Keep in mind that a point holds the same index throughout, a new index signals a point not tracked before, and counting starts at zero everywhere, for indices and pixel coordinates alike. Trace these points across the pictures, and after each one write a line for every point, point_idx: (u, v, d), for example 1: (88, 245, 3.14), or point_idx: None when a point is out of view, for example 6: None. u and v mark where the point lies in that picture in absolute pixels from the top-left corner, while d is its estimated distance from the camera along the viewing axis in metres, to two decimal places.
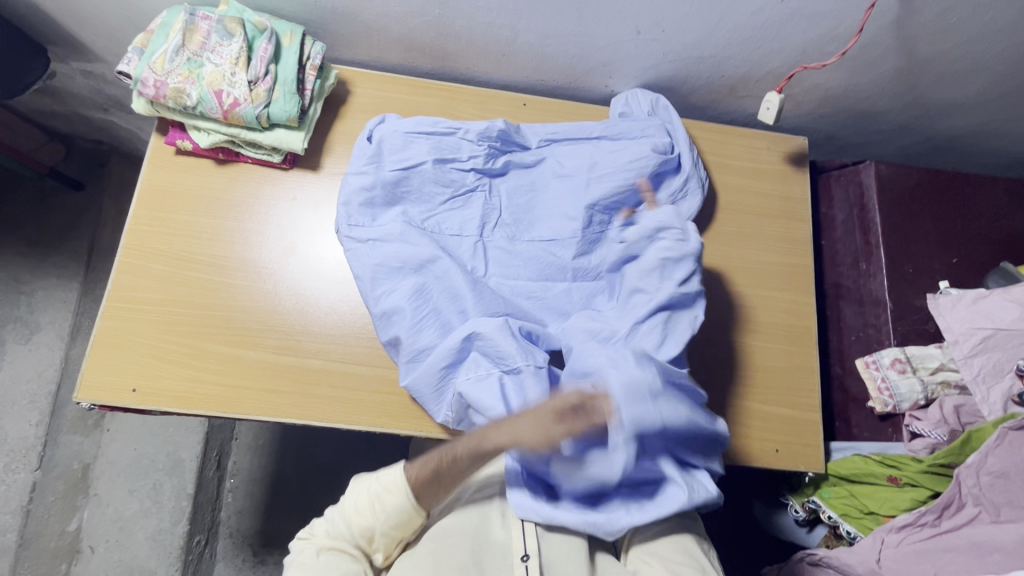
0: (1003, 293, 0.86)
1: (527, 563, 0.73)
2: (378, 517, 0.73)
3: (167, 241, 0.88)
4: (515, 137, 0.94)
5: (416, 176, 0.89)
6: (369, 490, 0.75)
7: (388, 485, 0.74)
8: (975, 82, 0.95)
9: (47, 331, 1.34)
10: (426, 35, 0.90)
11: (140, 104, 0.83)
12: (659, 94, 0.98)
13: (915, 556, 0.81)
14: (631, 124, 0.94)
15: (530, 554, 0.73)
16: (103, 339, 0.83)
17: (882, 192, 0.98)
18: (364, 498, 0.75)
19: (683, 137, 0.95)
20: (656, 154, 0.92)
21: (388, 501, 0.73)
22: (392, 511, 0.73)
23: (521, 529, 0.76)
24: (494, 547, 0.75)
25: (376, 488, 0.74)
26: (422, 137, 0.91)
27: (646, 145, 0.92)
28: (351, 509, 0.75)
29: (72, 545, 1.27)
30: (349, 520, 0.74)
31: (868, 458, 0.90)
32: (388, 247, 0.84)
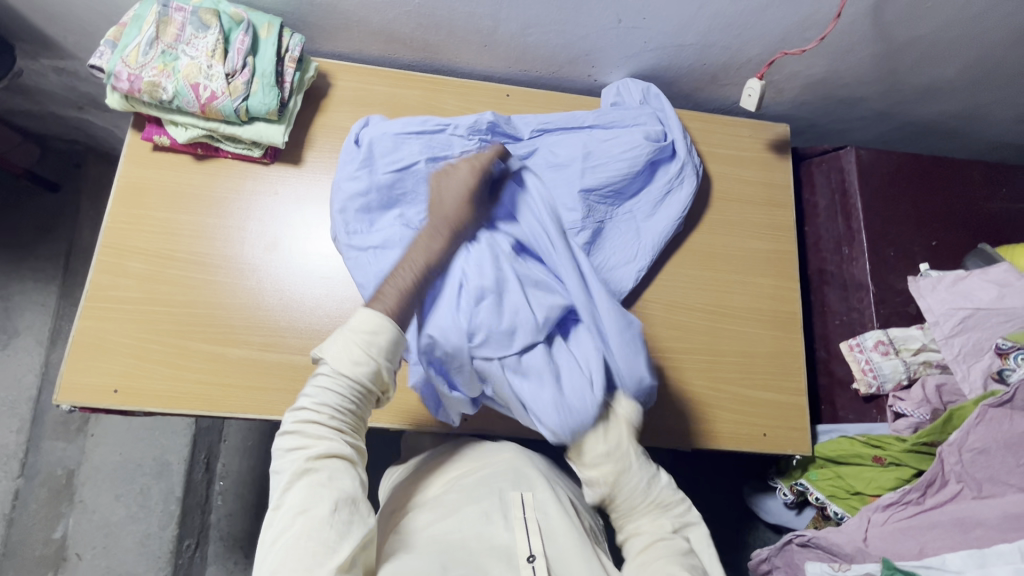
0: (980, 275, 0.88)
1: (534, 564, 0.66)
2: (374, 363, 0.65)
3: (147, 238, 0.86)
4: (506, 127, 0.92)
5: (409, 177, 0.86)
6: (346, 347, 0.65)
7: (364, 329, 0.66)
8: (951, 68, 0.97)
9: (26, 336, 1.32)
10: (407, 26, 0.90)
11: (114, 98, 0.81)
12: (651, 84, 0.98)
13: (900, 533, 0.83)
14: (623, 113, 0.94)
15: (535, 553, 0.67)
16: (81, 340, 0.81)
17: (864, 178, 0.99)
18: (342, 363, 0.64)
19: (673, 124, 0.95)
20: (649, 142, 0.92)
21: (380, 339, 0.66)
22: (385, 351, 0.66)
23: (526, 529, 0.69)
24: (499, 550, 0.67)
25: (358, 338, 0.65)
26: (413, 137, 0.88)
27: (638, 134, 0.92)
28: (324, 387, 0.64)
29: (58, 553, 1.25)
30: (337, 391, 0.64)
31: (853, 439, 0.91)
32: (389, 257, 0.83)
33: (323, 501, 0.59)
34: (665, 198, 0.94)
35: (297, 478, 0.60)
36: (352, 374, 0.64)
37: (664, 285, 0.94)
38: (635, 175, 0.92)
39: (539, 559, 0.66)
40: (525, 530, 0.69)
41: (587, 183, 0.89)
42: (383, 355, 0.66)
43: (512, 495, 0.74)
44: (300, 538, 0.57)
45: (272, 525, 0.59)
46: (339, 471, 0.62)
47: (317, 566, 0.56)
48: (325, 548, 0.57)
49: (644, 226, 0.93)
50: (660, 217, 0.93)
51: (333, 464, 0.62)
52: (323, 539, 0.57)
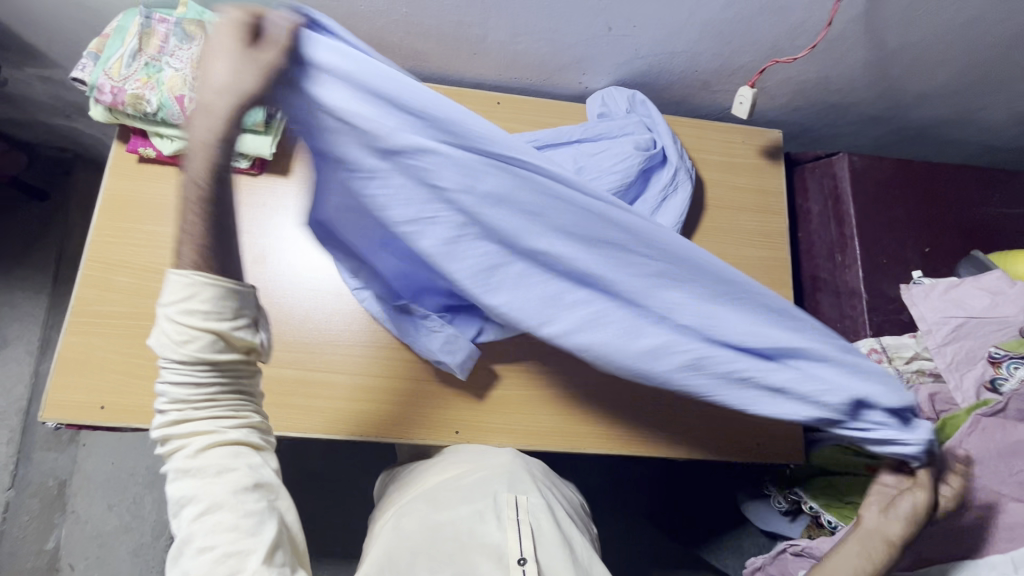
0: (973, 282, 0.89)
1: (524, 567, 0.63)
2: (207, 337, 0.50)
3: (133, 252, 0.85)
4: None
5: None
6: (166, 329, 0.50)
7: (183, 305, 0.50)
8: (943, 74, 0.96)
9: (15, 346, 1.30)
10: (395, 34, 0.88)
11: (97, 111, 0.80)
12: (636, 91, 0.97)
13: (894, 541, 0.83)
14: (610, 124, 0.93)
15: (526, 556, 0.64)
16: (67, 356, 0.80)
17: (856, 184, 0.99)
18: (181, 357, 0.50)
19: (664, 130, 0.94)
20: (640, 151, 0.91)
21: (201, 302, 0.50)
22: (218, 329, 0.50)
23: (518, 530, 0.67)
24: (489, 552, 0.65)
25: (175, 313, 0.50)
26: None
27: (628, 144, 0.91)
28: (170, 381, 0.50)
29: (50, 564, 1.24)
30: (185, 379, 0.50)
31: (845, 448, 0.91)
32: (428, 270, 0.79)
33: (223, 492, 0.51)
34: (660, 206, 0.93)
35: (187, 483, 0.51)
36: (189, 362, 0.50)
37: None
38: (629, 185, 0.90)
39: (530, 563, 0.64)
40: (518, 531, 0.67)
41: None
42: (224, 324, 0.50)
43: (505, 495, 0.71)
44: (211, 545, 0.50)
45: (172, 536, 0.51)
46: (231, 454, 0.52)
47: (241, 562, 0.50)
48: (240, 545, 0.50)
49: None
50: (658, 224, 0.92)
51: (217, 454, 0.51)
52: (239, 534, 0.50)
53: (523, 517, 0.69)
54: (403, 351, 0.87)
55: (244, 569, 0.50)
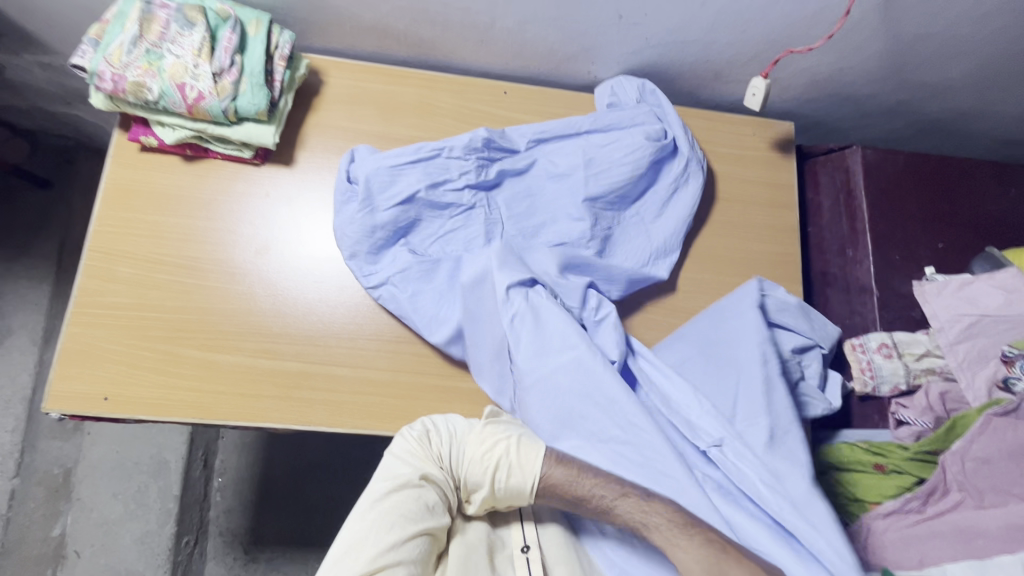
0: (987, 279, 0.87)
1: (529, 554, 0.72)
2: (490, 477, 0.70)
3: (135, 241, 0.84)
4: (502, 141, 0.90)
5: (414, 210, 0.86)
6: (493, 445, 0.72)
7: (517, 461, 0.70)
8: (962, 65, 0.94)
9: (19, 334, 1.30)
10: (401, 21, 0.87)
11: (97, 99, 0.79)
12: (645, 79, 0.95)
13: (904, 540, 0.81)
14: (621, 114, 0.91)
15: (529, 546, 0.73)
16: (70, 347, 0.80)
17: (870, 179, 0.97)
18: (480, 455, 0.71)
19: (673, 119, 0.93)
20: (650, 142, 0.90)
21: (509, 475, 0.70)
22: (507, 489, 0.70)
23: (523, 523, 0.75)
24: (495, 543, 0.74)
25: (506, 447, 0.71)
26: (410, 166, 0.87)
27: (639, 135, 0.90)
28: (467, 456, 0.72)
29: (56, 551, 1.25)
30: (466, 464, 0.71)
31: (856, 445, 0.88)
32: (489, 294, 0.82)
33: (423, 519, 0.66)
34: (672, 196, 0.92)
35: (412, 496, 0.67)
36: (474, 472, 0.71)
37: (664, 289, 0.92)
38: (640, 177, 0.90)
39: (532, 550, 0.73)
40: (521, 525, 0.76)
41: (591, 191, 0.88)
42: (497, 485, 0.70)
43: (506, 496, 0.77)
44: (400, 530, 0.65)
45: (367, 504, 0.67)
46: (439, 509, 0.68)
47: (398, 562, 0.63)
48: (409, 555, 0.64)
49: (654, 226, 0.92)
50: (669, 217, 0.92)
51: (436, 504, 0.68)
52: (410, 544, 0.65)
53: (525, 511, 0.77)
54: (407, 345, 0.86)
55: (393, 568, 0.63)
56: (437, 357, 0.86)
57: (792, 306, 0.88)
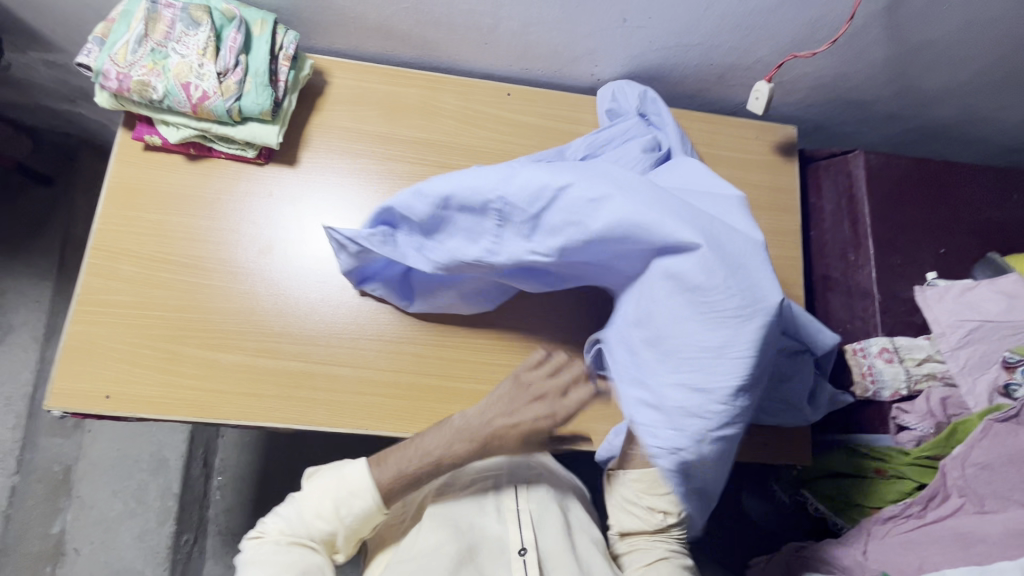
0: (989, 284, 0.87)
1: (523, 558, 0.76)
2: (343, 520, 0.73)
3: (138, 240, 0.84)
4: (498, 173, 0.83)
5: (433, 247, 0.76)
6: (331, 492, 0.73)
7: (349, 496, 0.72)
8: (966, 71, 0.94)
9: (21, 331, 1.30)
10: (405, 22, 0.87)
11: (102, 97, 0.79)
12: (643, 87, 0.93)
13: (902, 546, 0.83)
14: (615, 128, 0.90)
15: (526, 547, 0.76)
16: (73, 345, 0.80)
17: (872, 183, 0.97)
18: (319, 501, 0.73)
19: (668, 129, 0.91)
20: (647, 154, 0.88)
21: (353, 505, 0.72)
22: (357, 515, 0.73)
23: (516, 522, 0.78)
24: (488, 545, 0.77)
25: (340, 493, 0.72)
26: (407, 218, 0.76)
27: (634, 148, 0.88)
28: (309, 505, 0.73)
29: (55, 548, 1.25)
30: (304, 519, 0.73)
31: (855, 450, 0.91)
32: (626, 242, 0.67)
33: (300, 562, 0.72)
34: None
35: (266, 554, 0.71)
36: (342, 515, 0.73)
37: None
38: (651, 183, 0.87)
39: (529, 552, 0.76)
40: (517, 522, 0.78)
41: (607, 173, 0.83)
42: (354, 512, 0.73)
43: (504, 489, 0.81)
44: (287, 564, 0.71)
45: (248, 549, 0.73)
46: (307, 556, 0.73)
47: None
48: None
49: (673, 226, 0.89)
50: None
51: (301, 552, 0.73)
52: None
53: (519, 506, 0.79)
54: (409, 345, 0.86)
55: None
56: (438, 358, 0.86)
57: (783, 306, 0.84)
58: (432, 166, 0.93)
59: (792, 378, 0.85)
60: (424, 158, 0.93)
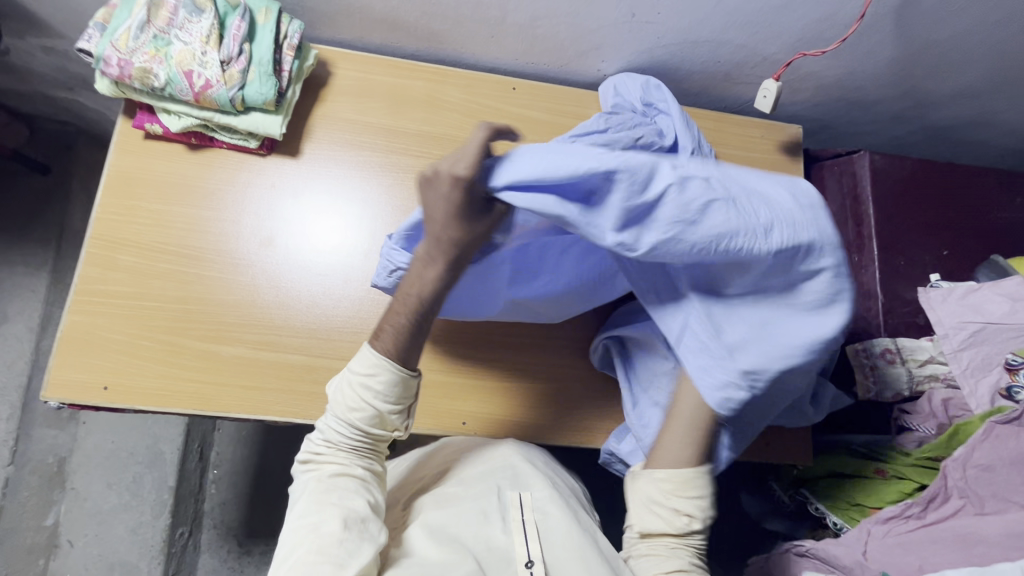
0: (992, 287, 0.87)
1: (531, 570, 0.63)
2: (374, 404, 0.64)
3: (137, 230, 0.83)
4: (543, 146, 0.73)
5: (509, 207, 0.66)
6: (350, 384, 0.65)
7: (369, 374, 0.64)
8: (972, 73, 0.94)
9: (15, 321, 1.29)
10: (411, 14, 0.86)
11: (103, 84, 0.78)
12: (653, 77, 0.91)
13: (902, 546, 0.83)
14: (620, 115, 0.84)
15: (533, 560, 0.64)
16: (70, 335, 0.79)
17: (878, 185, 0.97)
18: (349, 398, 0.64)
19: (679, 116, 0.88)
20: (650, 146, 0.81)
21: (377, 382, 0.63)
22: (387, 387, 0.64)
23: (524, 535, 0.66)
24: (493, 554, 0.64)
25: (357, 379, 0.64)
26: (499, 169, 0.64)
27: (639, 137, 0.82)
28: (342, 412, 0.65)
29: (49, 540, 1.24)
30: (344, 419, 0.65)
31: (857, 451, 0.91)
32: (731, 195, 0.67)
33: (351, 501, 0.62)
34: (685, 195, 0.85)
35: (319, 492, 0.62)
36: (359, 425, 0.65)
37: None
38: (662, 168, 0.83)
39: (536, 565, 0.63)
40: (522, 533, 0.66)
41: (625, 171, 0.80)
42: (386, 403, 0.64)
43: (510, 494, 0.70)
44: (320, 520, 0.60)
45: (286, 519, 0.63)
46: (351, 499, 0.62)
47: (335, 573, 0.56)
48: (344, 553, 0.58)
49: None
50: None
51: (347, 488, 0.63)
52: (340, 550, 0.58)
53: (524, 496, 0.70)
54: None
55: (347, 563, 0.57)
56: (441, 354, 0.85)
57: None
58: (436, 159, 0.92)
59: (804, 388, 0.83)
60: (429, 152, 0.92)
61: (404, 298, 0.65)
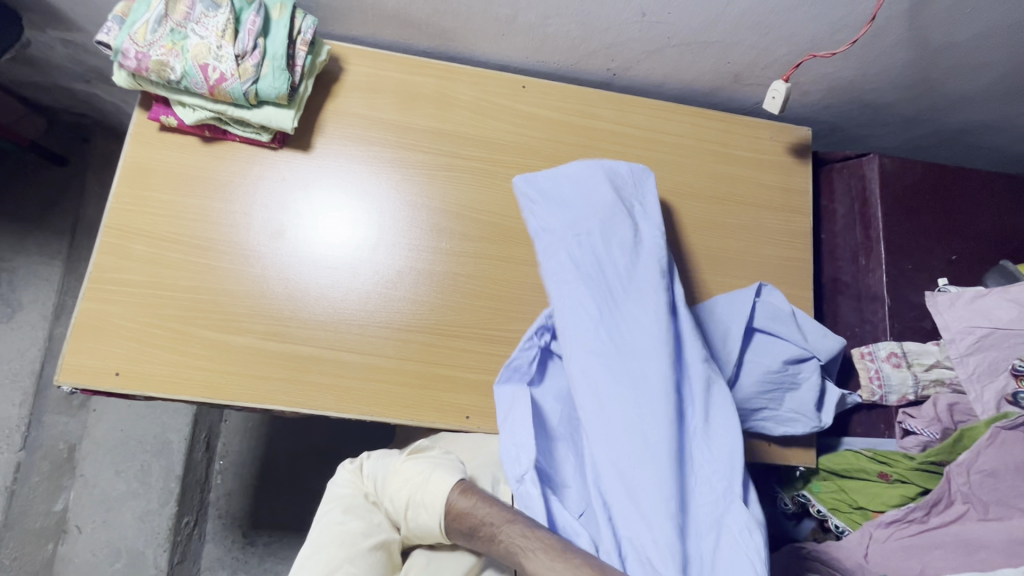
0: (1001, 293, 0.86)
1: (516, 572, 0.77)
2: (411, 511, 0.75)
3: (151, 220, 0.85)
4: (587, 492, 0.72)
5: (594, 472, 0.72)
6: (408, 486, 0.76)
7: (422, 496, 0.74)
8: (984, 77, 0.93)
9: (30, 309, 1.31)
10: (423, 11, 0.87)
11: (120, 77, 0.79)
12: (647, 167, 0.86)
13: (904, 551, 0.83)
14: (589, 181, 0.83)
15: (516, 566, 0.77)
16: (83, 321, 0.81)
17: (887, 188, 0.96)
18: (399, 486, 0.77)
19: (652, 224, 0.81)
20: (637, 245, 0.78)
21: (422, 506, 0.74)
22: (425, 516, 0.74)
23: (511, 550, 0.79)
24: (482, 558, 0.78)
25: (415, 491, 0.75)
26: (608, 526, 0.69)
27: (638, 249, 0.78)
28: (390, 488, 0.78)
29: (58, 526, 1.26)
30: (388, 489, 0.78)
31: (859, 454, 0.91)
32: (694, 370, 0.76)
33: (365, 542, 0.75)
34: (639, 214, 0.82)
35: (348, 517, 0.77)
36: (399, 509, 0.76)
37: None
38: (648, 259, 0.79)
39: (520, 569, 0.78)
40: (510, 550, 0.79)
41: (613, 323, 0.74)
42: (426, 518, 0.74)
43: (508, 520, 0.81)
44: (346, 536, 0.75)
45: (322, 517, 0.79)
46: (376, 531, 0.77)
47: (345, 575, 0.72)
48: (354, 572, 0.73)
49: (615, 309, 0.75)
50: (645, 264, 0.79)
51: (374, 525, 0.77)
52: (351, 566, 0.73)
53: None
54: (417, 334, 0.86)
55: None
56: (445, 348, 0.86)
57: (787, 314, 0.87)
58: (445, 156, 0.93)
59: (796, 380, 0.86)
60: (437, 149, 0.93)
61: (465, 513, 0.71)
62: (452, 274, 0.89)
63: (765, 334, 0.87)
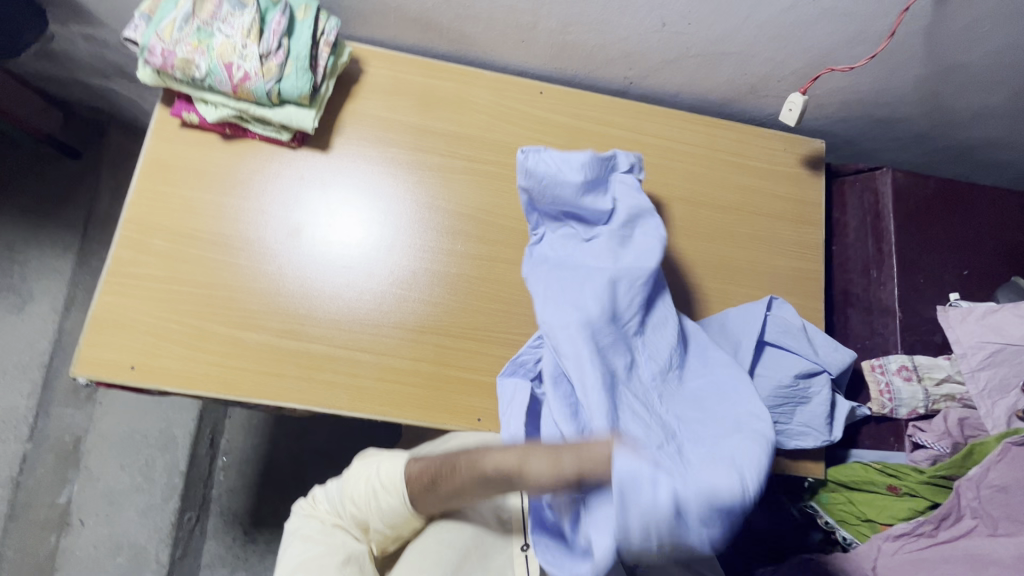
0: (1013, 308, 0.86)
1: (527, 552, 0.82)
2: (375, 511, 0.75)
3: (171, 216, 0.85)
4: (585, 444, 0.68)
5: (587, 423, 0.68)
6: (367, 481, 0.76)
7: (382, 487, 0.75)
8: (998, 95, 0.94)
9: (40, 301, 1.31)
10: (444, 16, 0.88)
11: (145, 73, 0.80)
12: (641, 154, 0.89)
13: (913, 564, 0.83)
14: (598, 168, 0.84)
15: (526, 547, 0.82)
16: (100, 315, 0.81)
17: (899, 202, 0.97)
18: (357, 486, 0.77)
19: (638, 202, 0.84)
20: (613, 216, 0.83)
21: (383, 497, 0.74)
22: (390, 507, 0.74)
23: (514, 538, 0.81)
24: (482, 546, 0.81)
25: (375, 484, 0.76)
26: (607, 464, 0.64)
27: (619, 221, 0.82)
28: (350, 494, 0.78)
29: (62, 518, 1.26)
30: (348, 495, 0.78)
31: (869, 466, 0.91)
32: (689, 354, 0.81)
33: (337, 557, 0.75)
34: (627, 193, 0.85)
35: (320, 531, 0.78)
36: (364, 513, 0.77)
37: (686, 297, 0.93)
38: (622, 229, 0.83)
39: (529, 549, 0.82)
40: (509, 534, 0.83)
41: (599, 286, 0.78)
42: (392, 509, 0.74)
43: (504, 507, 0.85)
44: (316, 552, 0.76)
45: (288, 544, 0.79)
46: (349, 542, 0.77)
47: None
48: None
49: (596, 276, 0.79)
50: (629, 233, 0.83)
51: (345, 537, 0.78)
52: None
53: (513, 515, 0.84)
54: (430, 335, 0.87)
55: None
56: (458, 350, 0.87)
57: (797, 328, 0.87)
58: (461, 159, 0.93)
59: (807, 395, 0.86)
60: (453, 152, 0.93)
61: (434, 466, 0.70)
62: (466, 276, 0.90)
63: (777, 347, 0.87)
